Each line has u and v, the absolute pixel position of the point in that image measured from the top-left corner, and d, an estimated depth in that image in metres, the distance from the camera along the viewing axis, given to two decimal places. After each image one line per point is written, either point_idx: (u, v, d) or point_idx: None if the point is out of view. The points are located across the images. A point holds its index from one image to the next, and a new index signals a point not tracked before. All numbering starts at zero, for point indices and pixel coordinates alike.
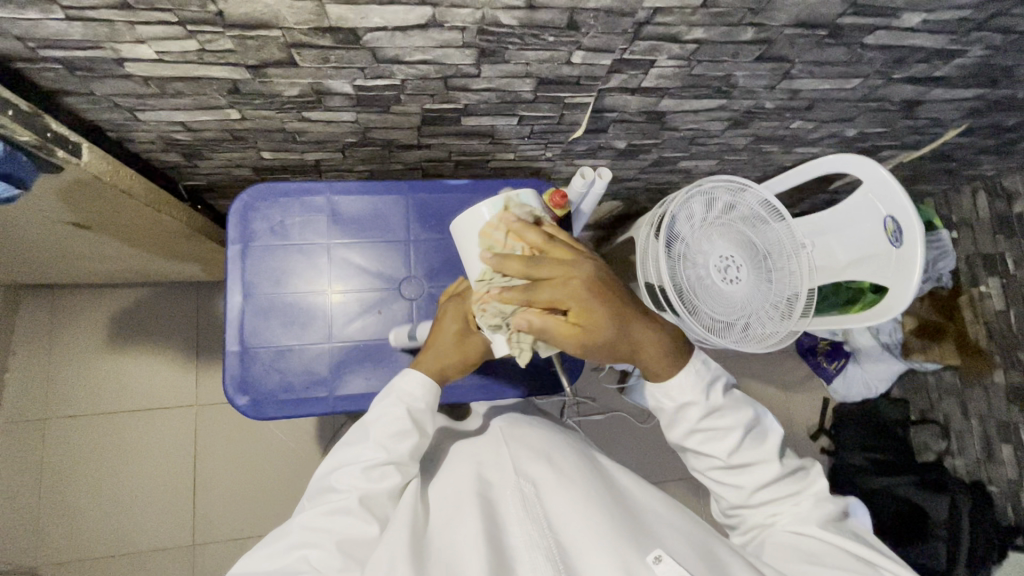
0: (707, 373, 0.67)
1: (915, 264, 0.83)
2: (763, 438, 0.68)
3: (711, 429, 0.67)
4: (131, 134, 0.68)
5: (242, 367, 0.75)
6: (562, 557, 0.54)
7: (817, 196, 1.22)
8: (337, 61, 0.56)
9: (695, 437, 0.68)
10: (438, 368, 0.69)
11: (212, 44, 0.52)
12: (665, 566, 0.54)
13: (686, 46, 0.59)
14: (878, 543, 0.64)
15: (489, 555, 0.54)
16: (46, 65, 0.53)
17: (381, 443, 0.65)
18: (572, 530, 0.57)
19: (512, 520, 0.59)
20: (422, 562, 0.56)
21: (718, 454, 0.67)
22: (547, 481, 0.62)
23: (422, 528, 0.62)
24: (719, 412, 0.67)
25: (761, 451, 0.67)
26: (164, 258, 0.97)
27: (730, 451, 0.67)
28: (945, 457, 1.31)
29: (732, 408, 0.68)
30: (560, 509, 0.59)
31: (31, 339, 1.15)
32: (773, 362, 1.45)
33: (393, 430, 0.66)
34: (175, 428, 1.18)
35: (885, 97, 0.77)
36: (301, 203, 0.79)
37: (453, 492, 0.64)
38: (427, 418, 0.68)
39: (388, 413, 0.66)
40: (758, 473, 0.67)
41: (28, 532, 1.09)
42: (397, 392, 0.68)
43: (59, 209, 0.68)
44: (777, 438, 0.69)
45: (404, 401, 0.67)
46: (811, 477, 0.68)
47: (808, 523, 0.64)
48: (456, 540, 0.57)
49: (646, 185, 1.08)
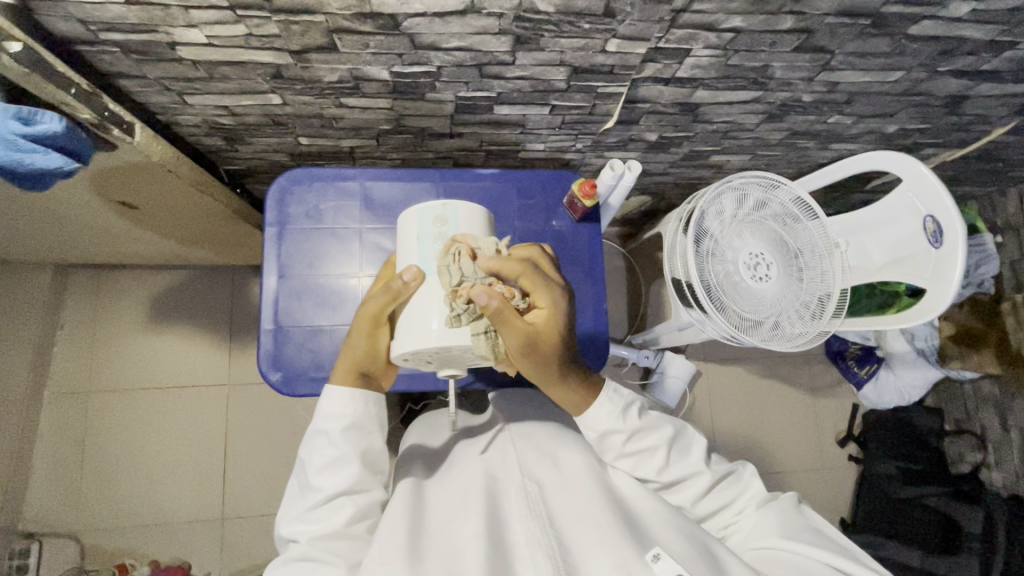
0: (621, 399, 0.68)
1: (953, 266, 0.80)
2: (688, 451, 0.69)
3: (641, 454, 0.67)
4: (179, 117, 0.72)
5: (275, 346, 0.77)
6: (562, 553, 0.55)
7: (853, 196, 1.19)
8: (377, 47, 0.58)
9: (624, 458, 0.68)
10: (352, 371, 0.64)
11: (259, 29, 0.54)
12: (663, 565, 0.53)
13: (723, 35, 0.58)
14: (837, 535, 0.64)
15: (489, 551, 0.55)
16: (105, 48, 0.56)
17: (320, 479, 0.61)
18: (574, 530, 0.58)
19: (513, 518, 0.60)
20: (420, 559, 0.56)
21: (649, 476, 0.67)
22: (553, 487, 0.64)
23: (423, 521, 0.63)
24: (643, 433, 0.68)
25: (692, 465, 0.68)
26: (204, 240, 1.00)
27: (660, 470, 0.67)
28: (982, 469, 1.26)
29: (654, 428, 0.68)
30: (564, 511, 0.61)
31: (76, 315, 1.21)
32: (799, 365, 1.42)
33: (327, 461, 0.61)
34: (207, 406, 1.22)
35: (929, 91, 0.75)
36: (336, 189, 0.81)
37: (457, 490, 0.66)
38: (370, 432, 0.65)
39: (320, 444, 0.62)
40: (693, 488, 0.68)
41: (68, 499, 1.15)
42: (326, 418, 0.63)
43: (110, 188, 0.71)
44: (703, 448, 0.70)
45: (334, 427, 0.63)
46: (747, 479, 0.70)
47: (771, 535, 0.63)
48: (458, 538, 0.59)
49: (676, 180, 1.07)
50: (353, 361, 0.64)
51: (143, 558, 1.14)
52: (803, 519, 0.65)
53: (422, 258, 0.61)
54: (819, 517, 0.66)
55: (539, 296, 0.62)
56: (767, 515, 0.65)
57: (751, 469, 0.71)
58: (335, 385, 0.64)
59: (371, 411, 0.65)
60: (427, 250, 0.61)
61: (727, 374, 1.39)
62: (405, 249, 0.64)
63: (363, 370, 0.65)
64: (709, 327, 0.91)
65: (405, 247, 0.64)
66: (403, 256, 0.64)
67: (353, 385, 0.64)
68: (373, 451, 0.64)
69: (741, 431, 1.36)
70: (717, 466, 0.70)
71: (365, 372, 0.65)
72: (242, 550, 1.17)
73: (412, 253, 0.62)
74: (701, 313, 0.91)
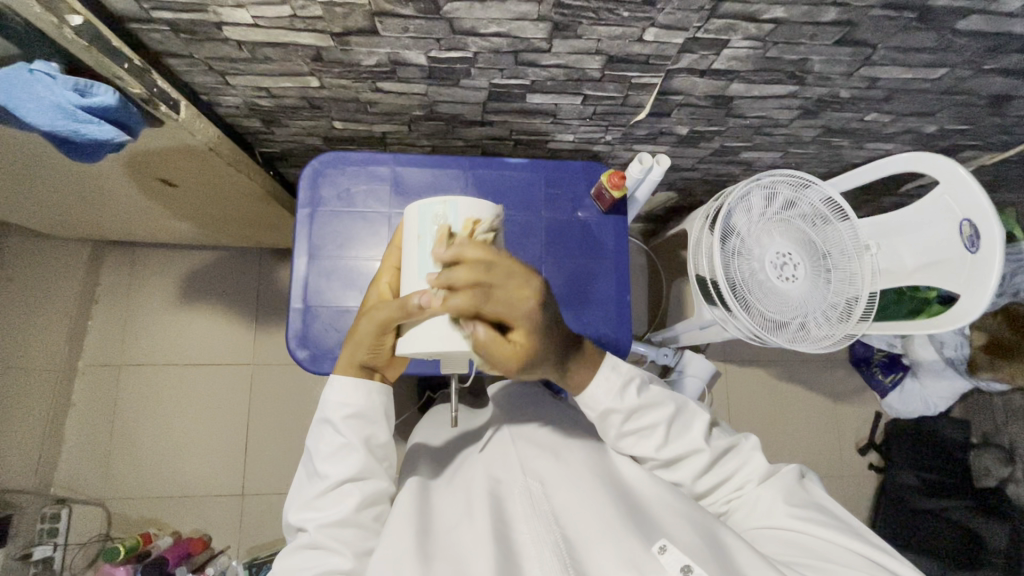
0: (621, 375, 0.63)
1: (989, 272, 0.78)
2: (689, 428, 0.66)
3: (640, 432, 0.65)
4: (220, 98, 0.74)
5: (304, 324, 0.79)
6: (568, 549, 0.54)
7: (885, 198, 1.16)
8: (417, 31, 0.59)
9: (624, 438, 0.65)
10: (354, 365, 0.63)
11: (304, 10, 0.55)
12: (669, 555, 0.53)
13: (764, 25, 0.58)
14: (834, 507, 0.63)
15: (497, 553, 0.55)
16: (155, 27, 0.58)
17: (326, 466, 0.61)
18: (577, 526, 0.57)
19: (518, 518, 0.60)
20: (429, 560, 0.56)
21: (647, 453, 0.65)
22: (554, 479, 0.63)
23: (430, 523, 0.63)
24: (642, 411, 0.64)
25: (691, 442, 0.65)
26: (237, 220, 1.03)
27: (659, 446, 0.65)
28: (1007, 484, 1.19)
29: (654, 405, 0.65)
30: (568, 507, 0.60)
31: (111, 291, 1.25)
32: (821, 370, 1.40)
33: (331, 449, 0.61)
34: (232, 384, 1.25)
35: (972, 90, 0.73)
36: (367, 173, 0.82)
37: (463, 494, 0.66)
38: (374, 423, 0.63)
39: (325, 436, 0.62)
40: (692, 464, 0.65)
41: (98, 469, 1.19)
42: (329, 407, 0.62)
43: (152, 164, 0.74)
44: (705, 425, 0.66)
45: (337, 415, 0.62)
46: (748, 451, 0.67)
47: (778, 515, 0.61)
48: (467, 540, 0.58)
49: (704, 176, 1.06)
50: (358, 358, 0.62)
51: (166, 528, 1.18)
52: (805, 495, 0.63)
53: (421, 260, 0.56)
54: (818, 489, 0.65)
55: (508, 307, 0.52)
56: (767, 489, 0.63)
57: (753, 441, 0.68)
58: (338, 377, 0.63)
59: (374, 401, 0.63)
60: (427, 252, 0.56)
61: (747, 376, 1.37)
62: (405, 246, 0.58)
63: (364, 364, 0.63)
64: (732, 325, 0.90)
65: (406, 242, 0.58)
66: (405, 257, 0.58)
67: (356, 377, 0.63)
68: (377, 442, 0.63)
69: (759, 434, 1.35)
70: (717, 440, 0.67)
71: (367, 366, 0.63)
72: (260, 527, 1.20)
73: (411, 252, 0.57)
74: (724, 310, 0.90)
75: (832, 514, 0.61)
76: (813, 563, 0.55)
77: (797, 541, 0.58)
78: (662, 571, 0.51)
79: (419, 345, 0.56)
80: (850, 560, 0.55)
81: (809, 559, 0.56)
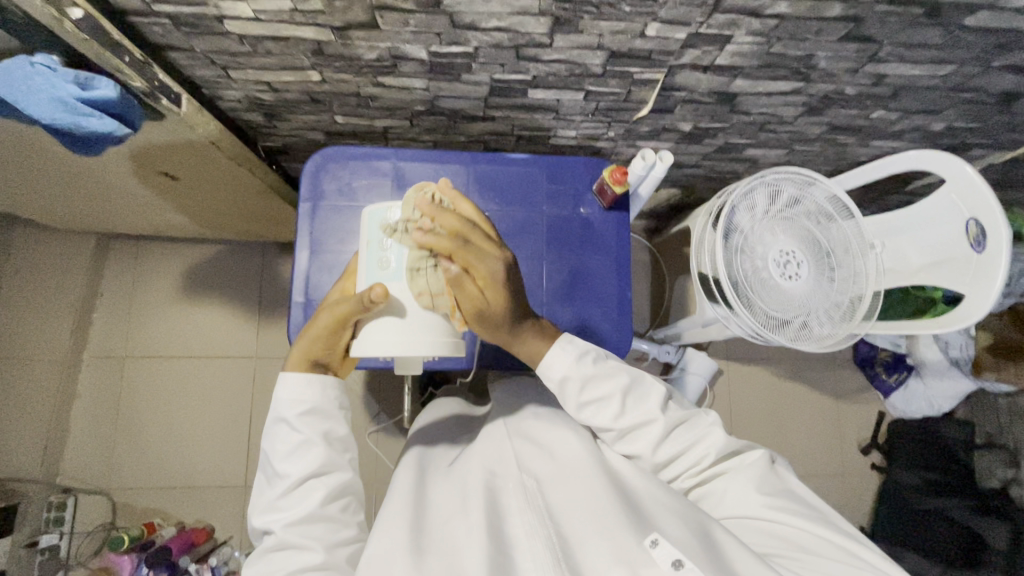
0: (577, 346, 0.64)
1: (996, 271, 0.76)
2: (645, 400, 0.66)
3: (597, 401, 0.64)
4: (221, 92, 0.74)
5: (305, 318, 0.79)
6: (561, 544, 0.54)
7: (892, 196, 1.15)
8: (417, 25, 0.58)
9: (584, 409, 0.65)
10: (305, 360, 0.63)
11: (303, 4, 0.55)
12: (661, 549, 0.52)
13: (767, 21, 0.57)
14: (805, 492, 0.64)
15: (489, 548, 0.54)
16: (156, 20, 0.58)
17: (285, 466, 0.61)
18: (570, 520, 0.57)
19: (512, 512, 0.59)
20: (421, 554, 0.57)
21: (606, 422, 0.64)
22: (550, 477, 0.63)
23: (424, 517, 0.63)
24: (598, 379, 0.64)
25: (647, 413, 0.65)
26: (239, 215, 1.04)
27: (616, 416, 0.64)
28: (1011, 486, 1.16)
29: (609, 375, 0.64)
30: (563, 502, 0.60)
31: (115, 283, 1.26)
32: (824, 369, 1.39)
33: (289, 448, 0.61)
34: (234, 377, 1.26)
35: (981, 87, 0.72)
36: (369, 168, 0.82)
37: (458, 486, 0.66)
38: (333, 418, 0.64)
39: (280, 437, 0.62)
40: (651, 436, 0.65)
41: (102, 459, 1.20)
42: (286, 407, 0.62)
43: (153, 157, 0.74)
44: (661, 396, 0.66)
45: (294, 413, 0.62)
46: (706, 426, 0.67)
47: (753, 504, 0.62)
48: (459, 533, 0.58)
49: (708, 173, 1.06)
50: (312, 350, 0.62)
51: (171, 519, 1.19)
52: (776, 480, 0.64)
53: (368, 267, 0.58)
54: (788, 473, 0.66)
55: (475, 268, 0.55)
56: (739, 475, 0.64)
57: (712, 417, 0.68)
58: (289, 372, 0.63)
59: (329, 396, 0.64)
60: (373, 260, 0.58)
61: (749, 374, 1.37)
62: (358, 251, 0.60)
63: (317, 361, 0.63)
64: (734, 322, 0.90)
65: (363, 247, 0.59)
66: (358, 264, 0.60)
67: (306, 371, 0.63)
68: (338, 436, 0.64)
69: (760, 432, 1.35)
70: (674, 411, 0.67)
71: (320, 362, 0.64)
72: None
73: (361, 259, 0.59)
74: (726, 308, 0.90)
75: (804, 502, 0.62)
76: (792, 555, 0.56)
77: (775, 532, 0.59)
78: (653, 565, 0.51)
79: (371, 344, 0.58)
80: (823, 547, 0.56)
81: (786, 550, 0.57)
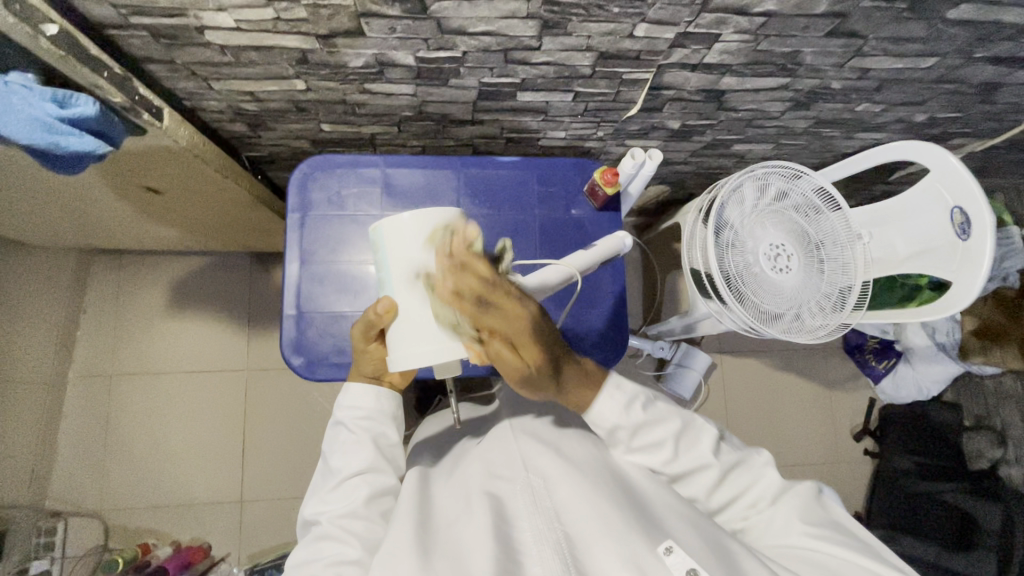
0: (624, 393, 0.64)
1: (981, 258, 0.78)
2: (695, 443, 0.66)
3: (647, 448, 0.65)
4: (204, 103, 0.72)
5: (298, 331, 0.78)
6: (570, 549, 0.54)
7: (876, 186, 1.17)
8: (404, 31, 0.57)
9: (632, 454, 0.66)
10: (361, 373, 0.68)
11: (287, 13, 0.54)
12: (675, 556, 0.53)
13: (755, 19, 0.57)
14: (855, 528, 0.62)
15: (497, 552, 0.53)
16: (135, 33, 0.56)
17: (338, 461, 0.66)
18: (577, 523, 0.57)
19: (519, 516, 0.59)
20: (428, 557, 0.56)
21: (656, 466, 0.66)
22: (555, 475, 0.62)
23: (430, 522, 0.62)
24: (647, 426, 0.65)
25: (700, 458, 0.65)
26: (225, 226, 1.02)
27: (666, 461, 0.65)
28: (1000, 466, 1.23)
29: (660, 419, 0.66)
30: (568, 502, 0.59)
31: (100, 300, 1.23)
32: (816, 359, 1.41)
33: (344, 445, 0.66)
34: (226, 390, 1.24)
35: (963, 78, 0.73)
36: (357, 175, 0.81)
37: (463, 489, 0.65)
38: (384, 424, 0.68)
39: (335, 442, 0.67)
40: (702, 482, 0.65)
41: (94, 480, 1.17)
42: (344, 410, 0.68)
43: (136, 173, 0.72)
44: (713, 438, 0.66)
45: (350, 417, 0.67)
46: (760, 467, 0.67)
47: (793, 532, 0.61)
48: (465, 535, 0.57)
49: (696, 169, 1.06)
50: (363, 367, 0.68)
51: (166, 538, 1.17)
52: (824, 515, 0.62)
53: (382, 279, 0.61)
54: (836, 509, 0.64)
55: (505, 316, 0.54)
56: (783, 507, 0.63)
57: (767, 457, 0.68)
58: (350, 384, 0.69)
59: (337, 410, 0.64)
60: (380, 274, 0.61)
61: (743, 367, 1.38)
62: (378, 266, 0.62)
63: (371, 373, 0.68)
64: (727, 317, 0.90)
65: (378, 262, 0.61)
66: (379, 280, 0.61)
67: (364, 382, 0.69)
68: (388, 441, 0.68)
69: (756, 423, 1.36)
70: (727, 454, 0.66)
71: (373, 374, 0.69)
72: (261, 533, 1.19)
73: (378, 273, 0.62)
74: (719, 303, 0.90)
75: (849, 533, 0.60)
76: None
77: (817, 559, 0.57)
78: (667, 572, 0.51)
79: (402, 349, 0.58)
80: None
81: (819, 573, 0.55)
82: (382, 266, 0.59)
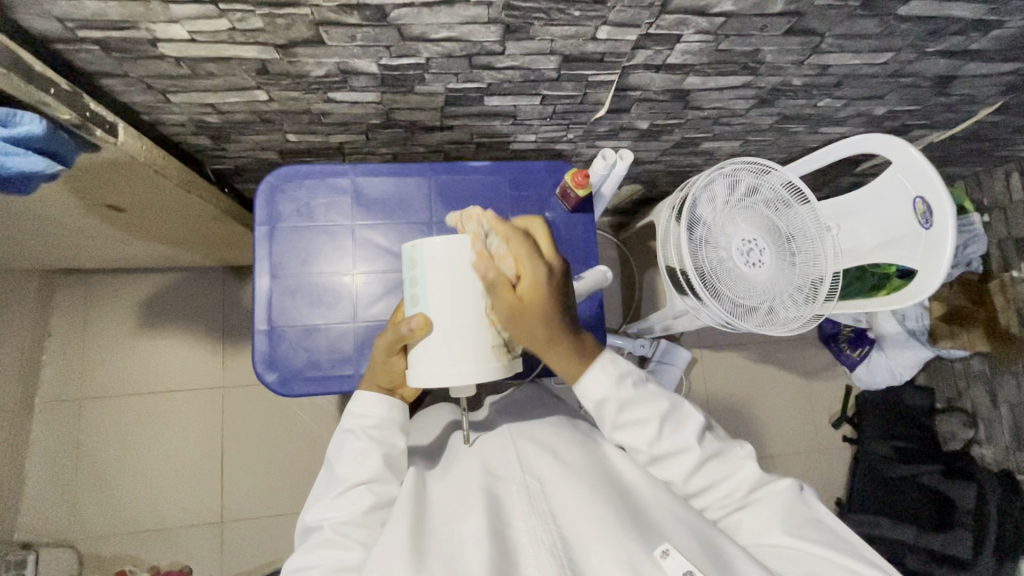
0: (617, 367, 0.62)
1: (944, 248, 0.80)
2: (682, 427, 0.64)
3: (633, 424, 0.63)
4: (161, 116, 0.70)
5: (271, 345, 0.76)
6: (566, 551, 0.53)
7: (843, 179, 1.20)
8: (365, 39, 0.57)
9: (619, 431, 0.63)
10: (377, 381, 0.68)
11: (243, 23, 0.53)
12: (671, 560, 0.52)
13: (714, 19, 0.58)
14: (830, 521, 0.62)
15: (494, 555, 0.52)
16: (84, 47, 0.55)
17: (344, 469, 0.65)
18: (575, 524, 0.56)
19: (517, 514, 0.58)
20: (423, 556, 0.54)
21: (640, 446, 0.63)
22: (553, 478, 0.62)
23: (426, 519, 0.61)
24: (635, 403, 0.62)
25: (684, 441, 0.64)
26: (192, 241, 0.99)
27: (653, 441, 0.63)
28: (971, 446, 1.27)
29: (646, 399, 0.63)
30: (566, 504, 0.58)
31: (66, 322, 1.19)
32: (794, 349, 1.43)
33: (353, 455, 0.65)
34: (201, 408, 1.21)
35: (918, 72, 0.75)
36: (327, 185, 0.80)
37: (457, 488, 0.63)
38: (394, 435, 0.68)
39: (347, 450, 0.66)
40: (683, 463, 0.64)
41: (65, 508, 1.13)
42: (354, 418, 0.67)
43: (93, 191, 0.70)
44: (697, 426, 0.65)
45: (360, 425, 0.67)
46: (739, 459, 0.66)
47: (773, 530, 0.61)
48: (460, 535, 0.56)
49: (668, 168, 1.07)
50: (379, 378, 0.68)
51: (142, 564, 1.13)
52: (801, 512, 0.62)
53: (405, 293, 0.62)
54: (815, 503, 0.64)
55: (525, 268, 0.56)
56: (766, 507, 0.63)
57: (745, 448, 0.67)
58: (362, 390, 0.69)
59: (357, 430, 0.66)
60: (407, 287, 0.61)
61: (723, 361, 1.40)
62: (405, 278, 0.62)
63: (388, 385, 0.68)
64: (704, 313, 0.91)
65: (408, 272, 0.61)
66: (407, 295, 0.62)
67: (378, 392, 0.68)
68: (397, 451, 0.67)
69: (737, 416, 1.38)
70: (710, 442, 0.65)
71: (388, 385, 0.69)
72: (242, 554, 1.16)
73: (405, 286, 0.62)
74: (696, 301, 0.91)
75: (829, 530, 0.60)
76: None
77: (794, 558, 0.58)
78: None
79: (426, 365, 0.60)
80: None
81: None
82: (414, 283, 0.60)
